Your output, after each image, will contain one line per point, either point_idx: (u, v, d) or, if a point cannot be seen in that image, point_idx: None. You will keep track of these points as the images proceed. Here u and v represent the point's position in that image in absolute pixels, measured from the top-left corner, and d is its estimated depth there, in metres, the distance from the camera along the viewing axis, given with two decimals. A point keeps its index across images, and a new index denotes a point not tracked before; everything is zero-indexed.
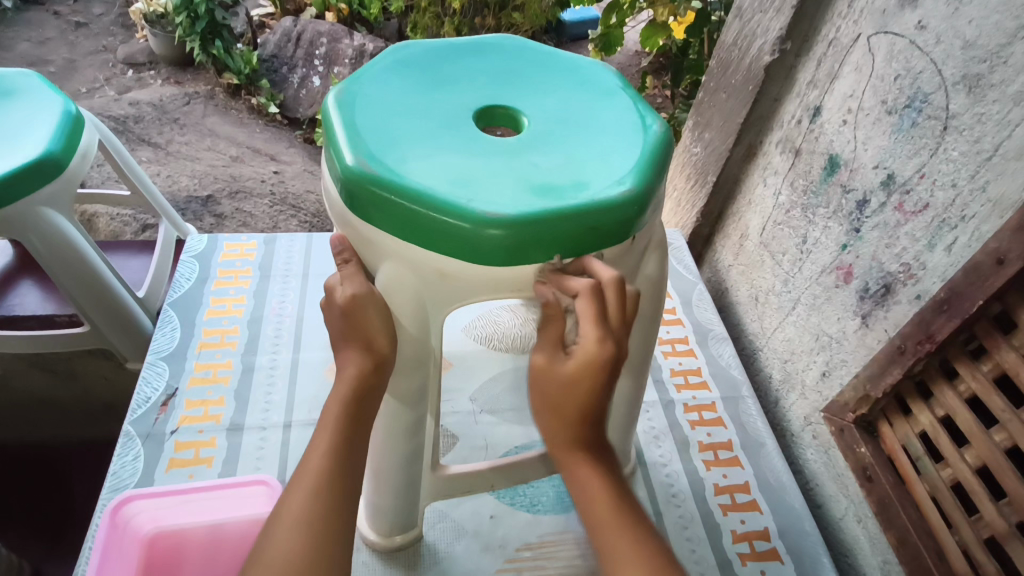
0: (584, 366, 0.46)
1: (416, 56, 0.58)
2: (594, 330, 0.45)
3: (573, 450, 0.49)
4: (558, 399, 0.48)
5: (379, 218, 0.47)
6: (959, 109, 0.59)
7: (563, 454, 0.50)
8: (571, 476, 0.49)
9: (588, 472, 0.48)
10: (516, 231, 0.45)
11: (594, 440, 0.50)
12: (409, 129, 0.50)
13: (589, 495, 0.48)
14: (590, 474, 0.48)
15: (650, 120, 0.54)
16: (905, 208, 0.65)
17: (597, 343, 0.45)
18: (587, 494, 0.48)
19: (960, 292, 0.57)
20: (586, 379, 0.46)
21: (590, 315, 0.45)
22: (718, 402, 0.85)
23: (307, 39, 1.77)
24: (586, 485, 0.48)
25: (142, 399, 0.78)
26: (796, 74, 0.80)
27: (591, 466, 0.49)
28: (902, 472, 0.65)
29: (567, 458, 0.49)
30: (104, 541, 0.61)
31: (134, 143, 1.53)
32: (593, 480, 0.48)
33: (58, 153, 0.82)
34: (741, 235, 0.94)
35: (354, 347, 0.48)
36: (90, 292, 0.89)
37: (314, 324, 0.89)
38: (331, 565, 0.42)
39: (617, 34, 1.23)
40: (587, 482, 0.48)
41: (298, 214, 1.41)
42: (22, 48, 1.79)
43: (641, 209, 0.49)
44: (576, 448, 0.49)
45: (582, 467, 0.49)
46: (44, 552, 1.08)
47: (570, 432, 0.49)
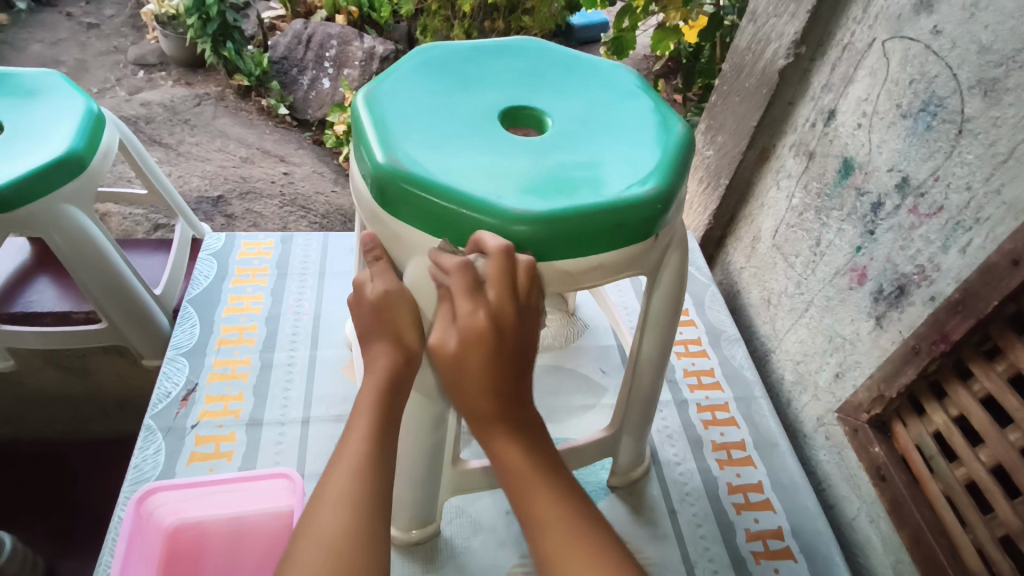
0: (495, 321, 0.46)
1: (441, 56, 0.60)
2: (467, 303, 0.46)
3: (494, 422, 0.49)
4: (462, 365, 0.47)
5: (409, 214, 0.48)
6: (975, 113, 0.60)
7: (482, 424, 0.49)
8: (493, 448, 0.50)
9: (508, 445, 0.49)
10: (543, 228, 0.46)
11: (512, 413, 0.49)
12: (436, 128, 0.52)
13: (511, 469, 0.49)
14: (507, 447, 0.49)
15: (672, 121, 0.56)
16: (919, 210, 0.66)
17: (471, 313, 0.46)
18: (509, 463, 0.49)
19: (975, 293, 0.58)
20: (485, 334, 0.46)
21: (461, 287, 0.46)
22: (731, 402, 0.86)
23: (317, 41, 1.78)
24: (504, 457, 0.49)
25: (163, 394, 0.79)
26: (811, 78, 0.81)
27: (510, 439, 0.49)
28: (915, 471, 0.66)
29: (484, 429, 0.50)
30: (130, 531, 0.61)
31: (146, 143, 1.55)
32: (513, 453, 0.49)
33: (81, 151, 0.83)
34: (753, 237, 0.95)
35: (384, 340, 0.50)
36: (111, 289, 0.90)
37: (331, 321, 0.90)
38: (381, 539, 0.44)
39: (629, 38, 1.25)
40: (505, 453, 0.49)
41: (309, 215, 1.42)
42: (34, 49, 1.81)
43: (664, 207, 0.50)
44: (494, 420, 0.49)
45: (503, 442, 0.49)
46: (55, 547, 1.09)
47: (488, 401, 0.48)
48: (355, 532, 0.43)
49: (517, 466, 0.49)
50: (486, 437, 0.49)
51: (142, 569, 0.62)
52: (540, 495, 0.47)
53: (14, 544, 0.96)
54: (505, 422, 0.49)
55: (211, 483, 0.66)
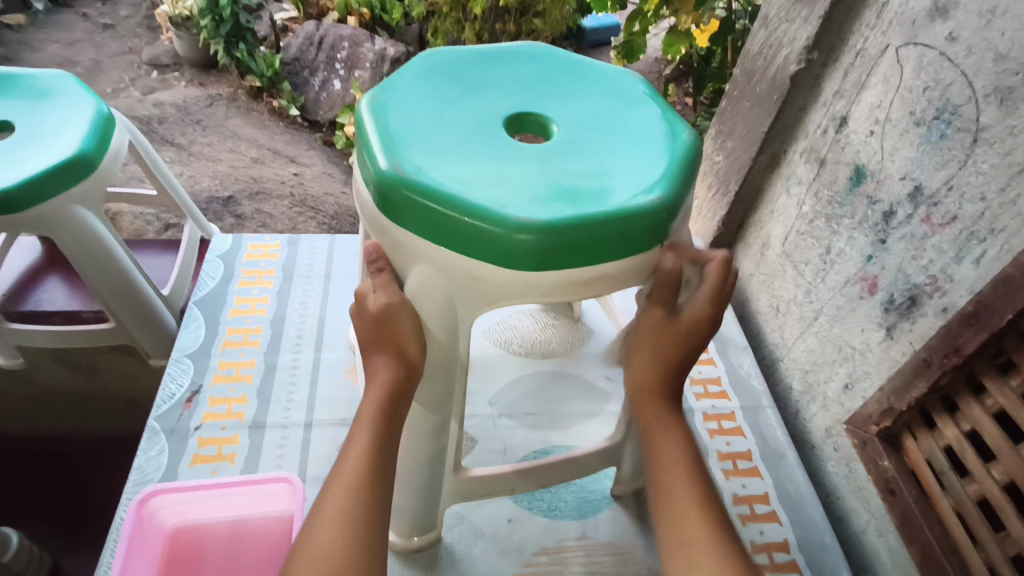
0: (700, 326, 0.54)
1: (446, 62, 0.59)
2: (663, 295, 0.53)
3: (659, 409, 0.55)
4: (659, 340, 0.54)
5: (411, 222, 0.48)
6: (990, 121, 0.58)
7: (647, 407, 0.55)
8: (648, 435, 0.55)
9: (671, 429, 0.54)
10: (547, 237, 0.45)
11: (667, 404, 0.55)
12: (440, 134, 0.51)
13: (665, 457, 0.53)
14: (670, 441, 0.53)
15: (679, 129, 0.55)
16: (932, 220, 0.65)
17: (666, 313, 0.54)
18: (663, 442, 0.54)
19: (989, 306, 0.56)
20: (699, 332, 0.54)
21: (661, 288, 0.53)
22: (738, 411, 0.85)
23: (329, 43, 1.78)
24: (661, 447, 0.53)
25: (167, 395, 0.79)
26: (823, 84, 0.80)
27: (671, 428, 0.54)
28: (925, 486, 0.64)
29: (650, 418, 0.55)
30: (130, 534, 0.61)
31: (158, 143, 1.56)
32: (670, 442, 0.53)
33: (91, 152, 0.83)
34: (763, 244, 0.94)
35: (385, 353, 0.50)
36: (118, 289, 0.91)
37: (335, 324, 0.90)
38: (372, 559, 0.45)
39: (640, 42, 1.24)
40: (666, 440, 0.53)
41: (317, 216, 1.43)
42: (51, 49, 1.83)
43: (670, 216, 0.49)
44: (660, 401, 0.55)
45: (661, 428, 0.54)
46: (63, 545, 1.10)
47: (659, 381, 0.55)
48: (351, 549, 0.44)
49: (670, 455, 0.53)
50: (647, 416, 0.55)
51: (143, 570, 0.62)
52: (680, 482, 0.51)
53: (20, 541, 0.97)
54: (669, 406, 0.55)
55: (212, 486, 0.66)
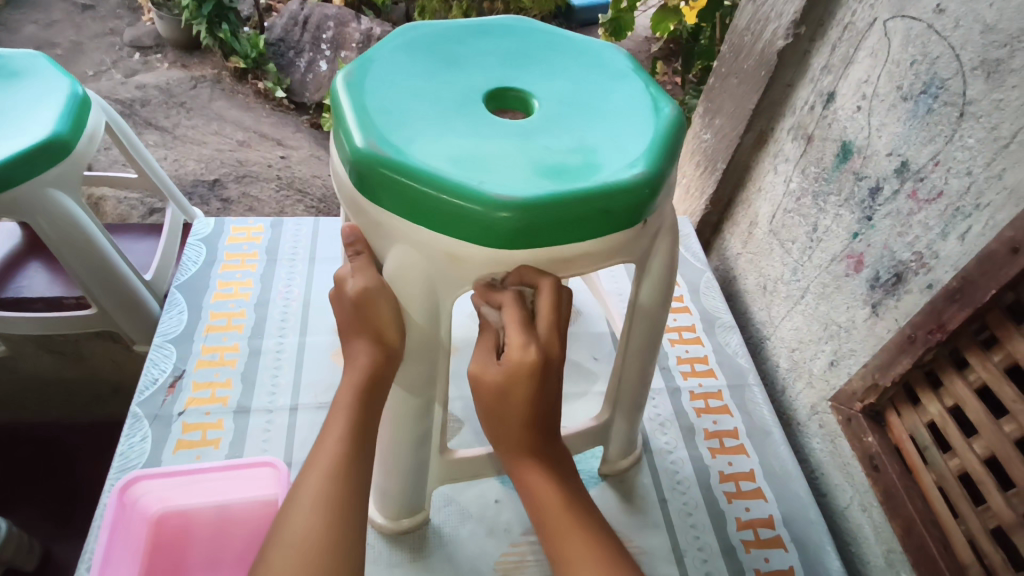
0: (520, 375, 0.47)
1: (426, 37, 0.58)
2: (518, 334, 0.47)
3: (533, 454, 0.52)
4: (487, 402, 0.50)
5: (390, 202, 0.47)
6: (977, 95, 0.58)
7: (515, 464, 0.53)
8: (522, 480, 0.52)
9: (541, 479, 0.52)
10: (528, 214, 0.44)
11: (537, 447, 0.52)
12: (419, 111, 0.50)
13: (535, 496, 0.51)
14: (539, 478, 0.52)
15: (663, 103, 0.54)
16: (918, 195, 0.64)
17: (520, 347, 0.46)
18: (536, 492, 0.51)
19: (973, 281, 0.56)
20: (514, 393, 0.48)
21: (518, 321, 0.47)
22: (725, 390, 0.85)
23: (314, 23, 1.75)
24: (533, 486, 0.52)
25: (150, 381, 0.78)
26: (811, 59, 0.79)
27: (544, 475, 0.52)
28: (909, 461, 0.65)
29: (523, 461, 0.52)
30: (112, 520, 0.60)
31: (141, 126, 1.53)
32: (549, 488, 0.51)
33: (66, 134, 0.82)
34: (751, 223, 0.93)
35: (364, 337, 0.50)
36: (98, 274, 0.89)
37: (320, 308, 0.89)
38: (353, 547, 0.44)
39: (628, 19, 1.22)
40: (540, 488, 0.51)
41: (304, 199, 1.41)
42: (28, 31, 1.78)
43: (653, 192, 0.48)
44: (525, 455, 0.52)
45: (536, 473, 0.52)
46: (53, 531, 1.09)
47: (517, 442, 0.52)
48: (325, 539, 0.43)
49: (543, 494, 0.51)
50: (520, 470, 0.52)
51: (125, 557, 0.62)
52: (564, 527, 0.49)
53: (9, 528, 0.96)
54: (533, 456, 0.52)
55: (195, 472, 0.65)
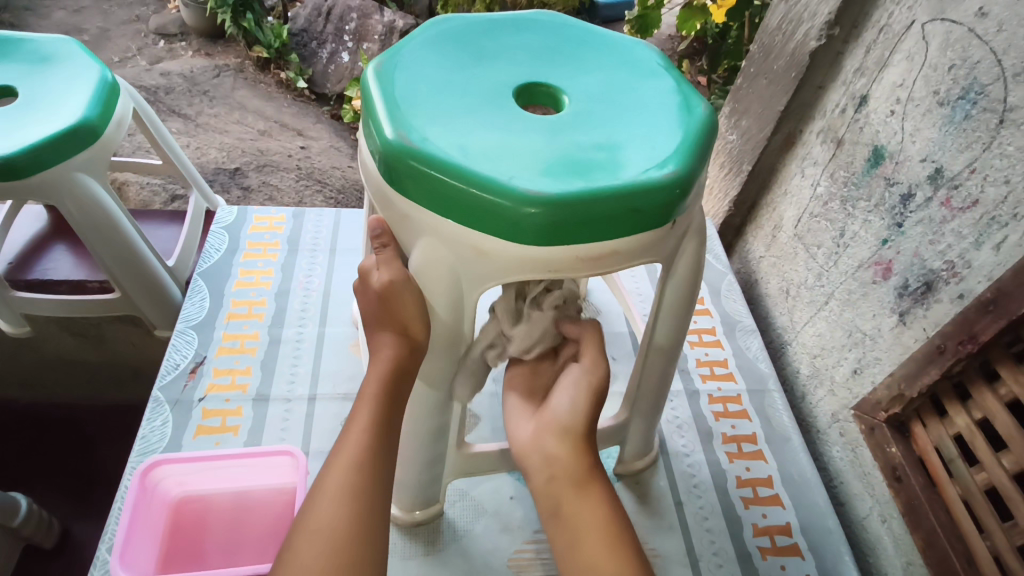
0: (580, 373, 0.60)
1: (456, 30, 0.58)
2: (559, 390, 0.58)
3: (588, 472, 0.53)
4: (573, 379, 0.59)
5: (417, 194, 0.46)
6: (1018, 101, 0.56)
7: (574, 485, 0.52)
8: (577, 505, 0.51)
9: (599, 508, 0.51)
10: (556, 211, 0.44)
11: (595, 479, 0.53)
12: (448, 104, 0.50)
13: (591, 524, 0.50)
14: (595, 505, 0.51)
15: (695, 102, 0.53)
16: (952, 203, 0.63)
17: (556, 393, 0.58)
18: (590, 519, 0.50)
19: (1008, 293, 0.55)
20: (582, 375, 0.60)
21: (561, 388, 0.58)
22: (744, 395, 0.84)
23: (337, 13, 1.74)
24: (589, 513, 0.51)
25: (171, 365, 0.79)
26: (843, 61, 0.78)
27: (599, 498, 0.51)
28: (933, 473, 0.63)
29: (581, 486, 0.52)
30: (134, 502, 0.61)
31: (164, 113, 1.54)
32: (597, 512, 0.51)
33: (95, 120, 0.82)
34: (775, 226, 0.92)
35: (388, 330, 0.51)
36: (122, 258, 0.90)
37: (340, 299, 0.89)
38: (374, 538, 0.44)
39: (654, 16, 1.20)
40: (597, 515, 0.50)
41: (324, 189, 1.41)
42: (57, 17, 1.81)
43: (683, 192, 0.48)
44: (591, 474, 0.53)
45: (586, 494, 0.52)
46: (72, 510, 1.11)
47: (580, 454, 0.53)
48: (349, 529, 0.44)
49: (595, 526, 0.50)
50: (582, 490, 0.52)
51: (144, 541, 0.63)
52: (616, 559, 0.48)
53: (30, 506, 0.98)
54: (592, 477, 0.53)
55: (215, 458, 0.66)
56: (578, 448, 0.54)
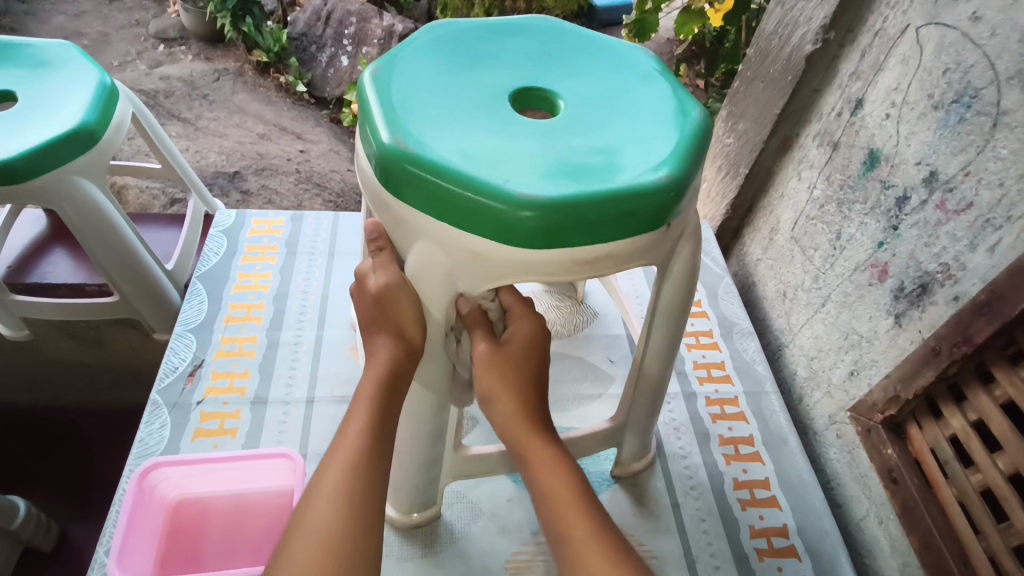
0: (530, 344, 0.56)
1: (452, 35, 0.58)
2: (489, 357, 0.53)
3: (534, 435, 0.53)
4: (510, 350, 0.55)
5: (413, 198, 0.47)
6: (1011, 105, 0.57)
7: (520, 441, 0.53)
8: (527, 465, 0.53)
9: (547, 461, 0.52)
10: (551, 214, 0.44)
11: (540, 436, 0.53)
12: (444, 108, 0.50)
13: (543, 485, 0.51)
14: (545, 461, 0.52)
15: (689, 106, 0.53)
16: (947, 206, 0.63)
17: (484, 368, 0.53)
18: (542, 473, 0.52)
19: (1002, 295, 0.55)
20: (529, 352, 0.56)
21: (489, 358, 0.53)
22: (741, 397, 0.84)
23: (336, 18, 1.75)
24: (541, 470, 0.52)
25: (170, 368, 0.79)
26: (839, 65, 0.78)
27: (549, 456, 0.52)
28: (929, 475, 0.64)
29: (528, 448, 0.53)
30: (131, 505, 0.62)
31: (164, 117, 1.55)
32: (549, 470, 0.52)
33: (94, 124, 0.83)
34: (772, 229, 0.92)
35: (385, 332, 0.51)
36: (121, 262, 0.90)
37: (338, 302, 0.89)
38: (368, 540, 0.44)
39: (652, 20, 1.21)
40: (549, 468, 0.52)
41: (323, 193, 1.42)
42: (58, 21, 1.81)
43: (677, 196, 0.48)
44: (537, 432, 0.54)
45: (538, 451, 0.53)
46: (71, 514, 1.11)
47: (524, 417, 0.54)
48: (344, 530, 0.44)
49: (550, 478, 0.51)
50: (529, 450, 0.53)
51: (142, 544, 0.63)
52: (570, 512, 0.49)
53: (29, 509, 0.98)
54: (539, 434, 0.53)
55: (213, 461, 0.66)
56: (521, 410, 0.54)
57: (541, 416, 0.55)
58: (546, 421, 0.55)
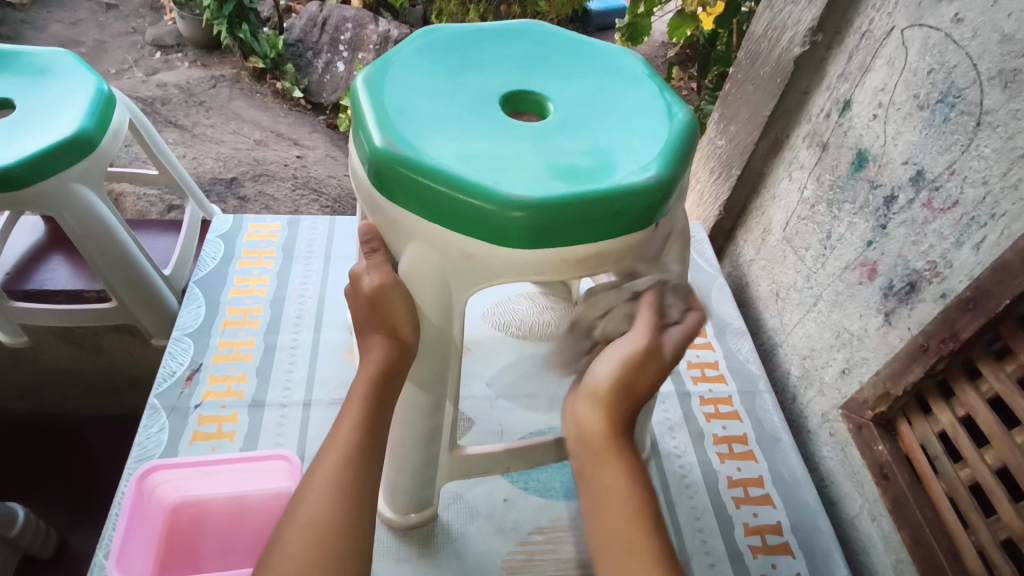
0: None
1: (444, 40, 0.59)
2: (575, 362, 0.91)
3: (611, 443, 0.48)
4: None
5: (406, 200, 0.48)
6: (994, 105, 0.58)
7: (595, 450, 0.48)
8: (597, 475, 0.47)
9: (621, 476, 0.46)
10: (541, 215, 0.45)
11: (619, 446, 0.48)
12: (436, 112, 0.51)
13: (609, 513, 0.45)
14: (618, 476, 0.46)
15: (677, 108, 0.54)
16: (933, 205, 0.64)
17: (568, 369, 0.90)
18: (611, 493, 0.46)
19: (987, 291, 0.56)
20: None
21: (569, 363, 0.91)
22: (735, 396, 0.85)
23: (332, 24, 1.76)
24: (610, 488, 0.46)
25: (167, 373, 0.80)
26: (827, 67, 0.79)
27: (624, 472, 0.47)
28: (919, 470, 0.64)
29: (601, 456, 0.47)
30: (130, 507, 0.62)
31: (161, 124, 1.55)
32: (618, 484, 0.46)
33: (92, 131, 0.83)
34: (764, 229, 0.93)
35: (379, 332, 0.52)
36: (119, 268, 0.90)
37: (335, 305, 0.90)
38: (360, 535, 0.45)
39: (644, 24, 1.22)
40: (620, 488, 0.46)
41: (320, 198, 1.42)
42: (54, 29, 1.82)
43: (664, 196, 0.49)
44: (615, 440, 0.48)
45: (612, 466, 0.47)
46: (69, 520, 1.11)
47: (607, 420, 0.49)
48: (337, 525, 0.44)
49: (619, 495, 0.46)
50: (602, 456, 0.47)
51: (140, 546, 0.63)
52: (636, 548, 0.44)
53: (27, 516, 0.98)
54: (614, 442, 0.48)
55: (211, 462, 0.67)
56: (605, 415, 0.49)
57: (624, 425, 0.49)
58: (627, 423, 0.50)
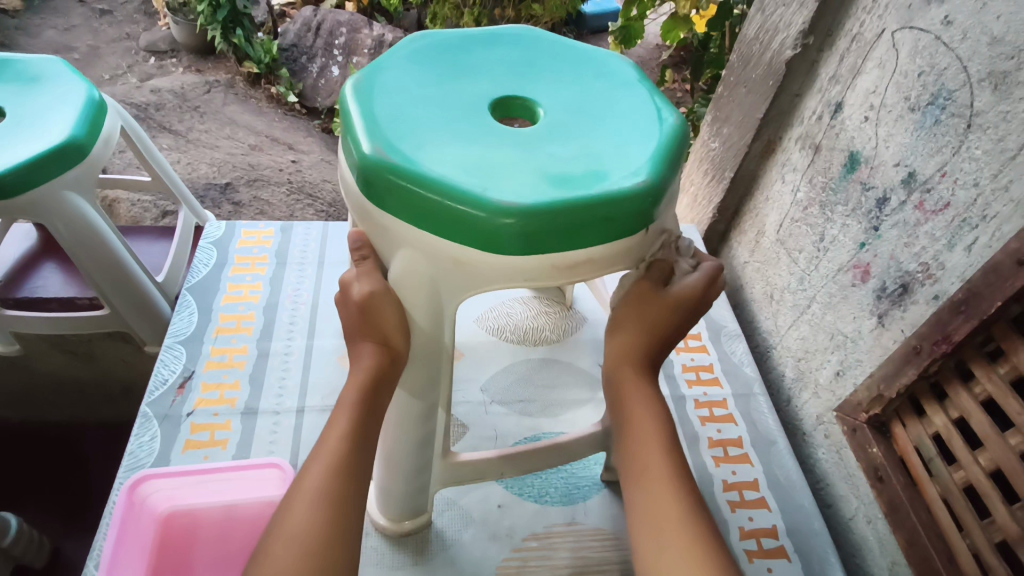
0: None
1: (433, 46, 0.59)
2: None
3: (637, 368, 0.57)
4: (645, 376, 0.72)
5: (396, 208, 0.47)
6: (984, 107, 0.58)
7: (623, 375, 0.57)
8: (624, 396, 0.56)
9: (645, 394, 0.55)
10: (531, 221, 0.45)
11: (644, 372, 0.57)
12: (426, 119, 0.51)
13: (636, 424, 0.54)
14: (644, 396, 0.55)
15: (667, 113, 0.54)
16: (925, 207, 0.64)
17: None
18: (637, 408, 0.55)
19: (978, 293, 0.56)
20: None
21: None
22: (730, 399, 0.85)
23: (326, 29, 1.77)
24: (635, 404, 0.55)
25: (159, 381, 0.79)
26: (818, 69, 0.79)
27: (647, 395, 0.55)
28: (913, 473, 0.64)
29: (625, 382, 0.57)
30: (120, 518, 0.62)
31: (155, 129, 1.55)
32: (644, 404, 0.55)
33: (82, 138, 0.83)
34: (758, 232, 0.93)
35: (369, 340, 0.52)
36: (111, 275, 0.90)
37: (328, 311, 0.90)
38: (347, 546, 0.45)
39: (637, 27, 1.22)
40: (643, 404, 0.55)
41: (315, 203, 1.42)
42: (48, 35, 1.82)
43: (654, 201, 0.49)
44: (639, 366, 0.57)
45: (637, 391, 0.56)
46: (64, 528, 1.10)
47: (635, 349, 0.58)
48: (325, 536, 0.44)
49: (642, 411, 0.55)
50: (626, 379, 0.57)
51: (131, 557, 0.63)
52: (653, 456, 0.52)
53: (20, 525, 0.97)
54: (640, 367, 0.57)
55: (202, 472, 0.66)
56: (632, 342, 0.58)
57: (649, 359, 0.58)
58: (653, 357, 0.59)
